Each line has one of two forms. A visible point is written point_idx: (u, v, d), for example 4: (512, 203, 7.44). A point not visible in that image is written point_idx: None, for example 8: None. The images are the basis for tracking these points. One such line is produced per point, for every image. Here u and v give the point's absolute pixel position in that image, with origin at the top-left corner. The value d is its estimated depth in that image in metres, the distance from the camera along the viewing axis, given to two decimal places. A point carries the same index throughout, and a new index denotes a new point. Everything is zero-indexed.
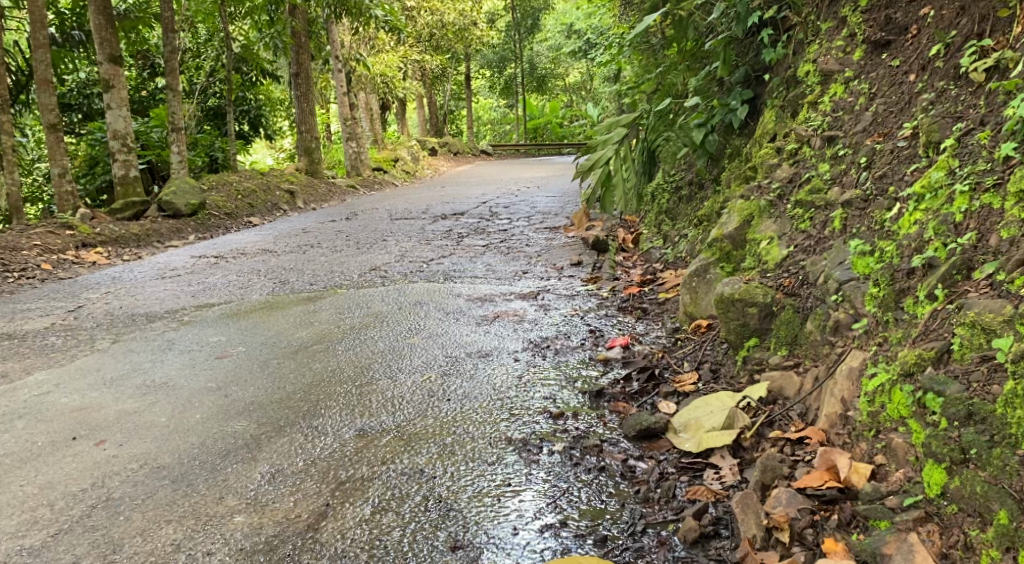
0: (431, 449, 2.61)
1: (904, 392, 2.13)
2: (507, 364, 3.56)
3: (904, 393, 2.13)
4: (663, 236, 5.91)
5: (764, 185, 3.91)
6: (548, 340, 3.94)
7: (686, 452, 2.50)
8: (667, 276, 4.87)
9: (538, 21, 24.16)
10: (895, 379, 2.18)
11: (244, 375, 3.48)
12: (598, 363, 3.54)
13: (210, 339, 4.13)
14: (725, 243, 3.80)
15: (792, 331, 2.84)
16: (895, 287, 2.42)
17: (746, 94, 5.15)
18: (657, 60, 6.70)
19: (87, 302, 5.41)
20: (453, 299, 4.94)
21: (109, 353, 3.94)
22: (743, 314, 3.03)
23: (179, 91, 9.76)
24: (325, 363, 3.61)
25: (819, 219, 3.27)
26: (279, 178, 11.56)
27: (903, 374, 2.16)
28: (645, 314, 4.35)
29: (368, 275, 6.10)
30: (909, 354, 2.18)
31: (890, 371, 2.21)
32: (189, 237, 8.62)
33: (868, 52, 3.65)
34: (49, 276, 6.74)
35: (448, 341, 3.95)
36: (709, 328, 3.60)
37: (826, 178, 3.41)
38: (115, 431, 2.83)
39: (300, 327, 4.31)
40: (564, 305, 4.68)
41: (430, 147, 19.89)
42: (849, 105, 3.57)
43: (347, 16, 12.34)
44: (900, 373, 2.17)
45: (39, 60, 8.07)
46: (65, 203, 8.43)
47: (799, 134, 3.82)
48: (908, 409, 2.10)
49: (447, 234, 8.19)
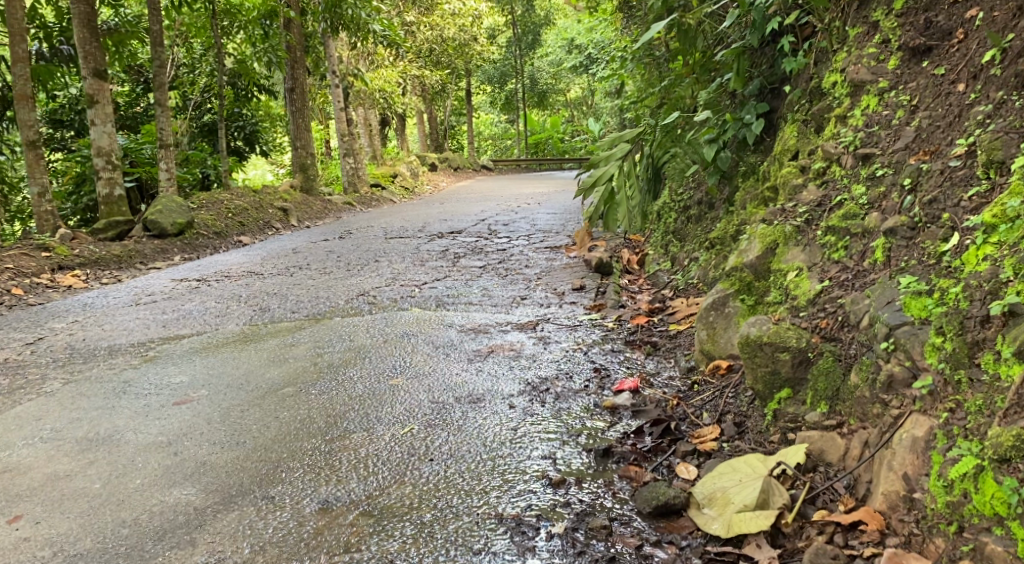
0: (406, 530, 2.27)
1: (1001, 486, 1.82)
2: (500, 412, 3.14)
3: (1001, 487, 1.82)
4: (671, 258, 5.49)
5: (788, 208, 3.50)
6: (547, 381, 3.52)
7: (714, 537, 2.17)
8: (678, 304, 4.46)
9: (539, 36, 23.78)
10: (986, 466, 1.86)
11: (201, 426, 3.06)
12: (603, 412, 3.12)
13: (171, 380, 3.72)
14: (746, 273, 3.41)
15: (833, 384, 2.42)
16: (966, 337, 2.07)
17: (761, 108, 4.70)
18: (661, 73, 6.33)
19: (50, 334, 5.00)
20: (444, 331, 4.51)
21: (57, 396, 3.53)
22: (773, 360, 2.62)
23: (168, 107, 9.39)
24: (294, 412, 3.19)
25: (857, 250, 2.87)
26: (272, 194, 11.16)
27: (998, 460, 1.85)
28: (654, 350, 3.92)
29: (356, 301, 5.70)
30: (1004, 433, 1.86)
31: (977, 454, 1.89)
32: (174, 259, 8.23)
33: (904, 60, 3.25)
34: (19, 302, 6.33)
35: (435, 383, 3.53)
36: (729, 369, 3.20)
37: (861, 203, 3.01)
38: (35, 503, 2.52)
39: (272, 365, 3.90)
40: (565, 337, 4.25)
41: (430, 163, 19.47)
42: (885, 119, 3.17)
43: (344, 30, 12.00)
44: (992, 459, 1.86)
45: (19, 73, 7.70)
46: (44, 223, 8.03)
47: (827, 150, 3.42)
48: (1007, 507, 1.79)
49: (442, 254, 7.79)
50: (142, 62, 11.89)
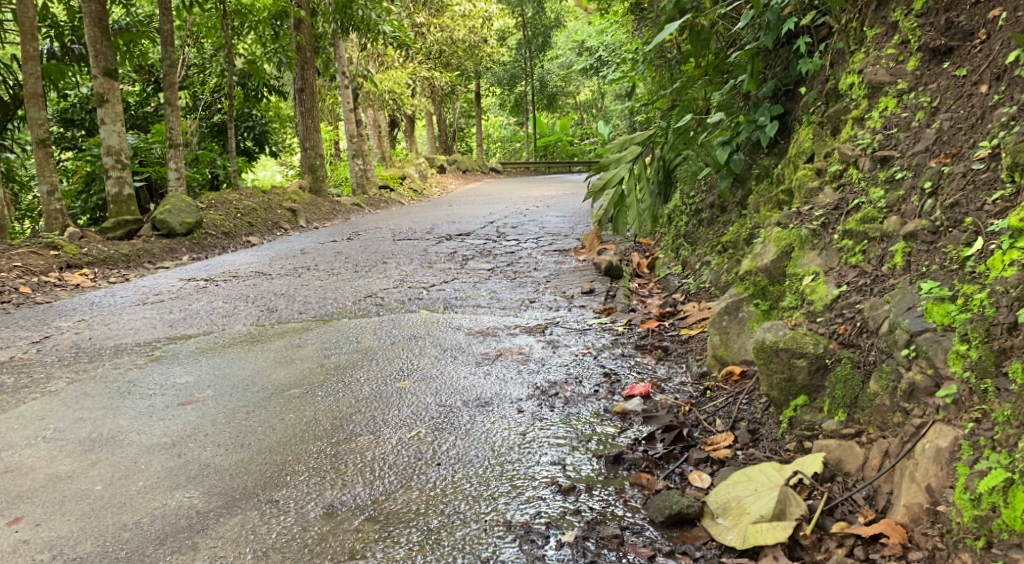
0: (412, 537, 2.23)
1: None
2: (509, 416, 3.09)
3: None
4: (682, 261, 5.43)
5: (804, 211, 3.43)
6: (556, 385, 3.45)
7: (729, 547, 2.12)
8: (689, 308, 4.40)
9: (549, 39, 23.69)
10: (1015, 479, 1.81)
11: (206, 428, 3.01)
12: (614, 418, 3.06)
13: (177, 380, 3.67)
14: (761, 277, 3.36)
15: (852, 392, 2.35)
16: (992, 345, 2.01)
17: (776, 110, 4.63)
18: (674, 75, 6.26)
19: (57, 332, 4.97)
20: (452, 333, 4.46)
21: (62, 396, 3.49)
22: (789, 367, 2.57)
23: (178, 106, 9.37)
24: (299, 414, 3.14)
25: (875, 255, 2.81)
26: (281, 195, 11.14)
27: None
28: (666, 355, 3.86)
29: (363, 302, 5.66)
30: None
31: (1006, 467, 1.84)
32: (182, 258, 8.21)
33: (924, 61, 3.18)
34: (26, 300, 6.31)
35: (443, 386, 3.48)
36: (743, 376, 3.15)
37: (880, 206, 2.94)
38: (36, 504, 2.49)
39: (278, 367, 3.85)
40: (574, 341, 4.19)
41: (439, 164, 19.45)
42: (904, 121, 3.10)
43: (355, 31, 11.97)
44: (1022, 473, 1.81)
45: (29, 72, 7.69)
46: (53, 221, 8.03)
47: (844, 153, 3.36)
48: None
49: (451, 256, 7.74)
50: (153, 61, 11.90)
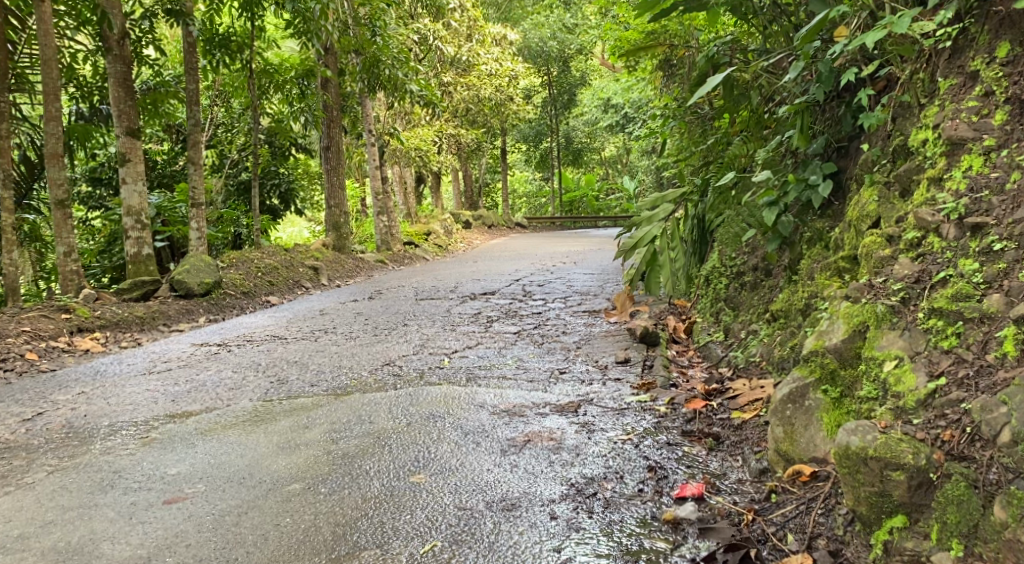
0: None
1: None
2: (539, 525, 2.65)
3: None
4: (724, 328, 4.95)
5: (878, 283, 2.94)
6: (593, 481, 2.99)
7: None
8: (738, 385, 3.92)
9: (575, 97, 23.31)
10: None
11: (190, 536, 2.65)
12: (664, 528, 2.62)
13: (166, 470, 3.28)
14: (829, 359, 2.90)
15: (969, 518, 2.12)
16: None
17: (828, 167, 4.15)
18: (704, 133, 5.82)
19: (52, 408, 4.63)
20: (475, 413, 4.01)
21: (36, 491, 3.11)
22: (882, 481, 2.25)
23: (201, 165, 9.17)
24: (297, 518, 2.73)
25: (975, 340, 2.44)
26: (304, 253, 10.87)
27: None
28: (717, 445, 3.38)
29: (380, 372, 5.26)
30: None
31: None
32: (198, 320, 7.90)
33: (1014, 114, 2.77)
34: (30, 368, 6.00)
35: (463, 482, 3.03)
36: (813, 478, 2.67)
37: (975, 281, 2.54)
38: None
39: (280, 454, 3.43)
40: (611, 425, 3.70)
41: (464, 221, 19.18)
42: (995, 182, 2.70)
43: (383, 90, 11.81)
44: None
45: (50, 132, 7.49)
46: (68, 283, 7.75)
47: (921, 218, 2.87)
48: None
49: (475, 318, 7.34)
50: (181, 121, 11.88)
